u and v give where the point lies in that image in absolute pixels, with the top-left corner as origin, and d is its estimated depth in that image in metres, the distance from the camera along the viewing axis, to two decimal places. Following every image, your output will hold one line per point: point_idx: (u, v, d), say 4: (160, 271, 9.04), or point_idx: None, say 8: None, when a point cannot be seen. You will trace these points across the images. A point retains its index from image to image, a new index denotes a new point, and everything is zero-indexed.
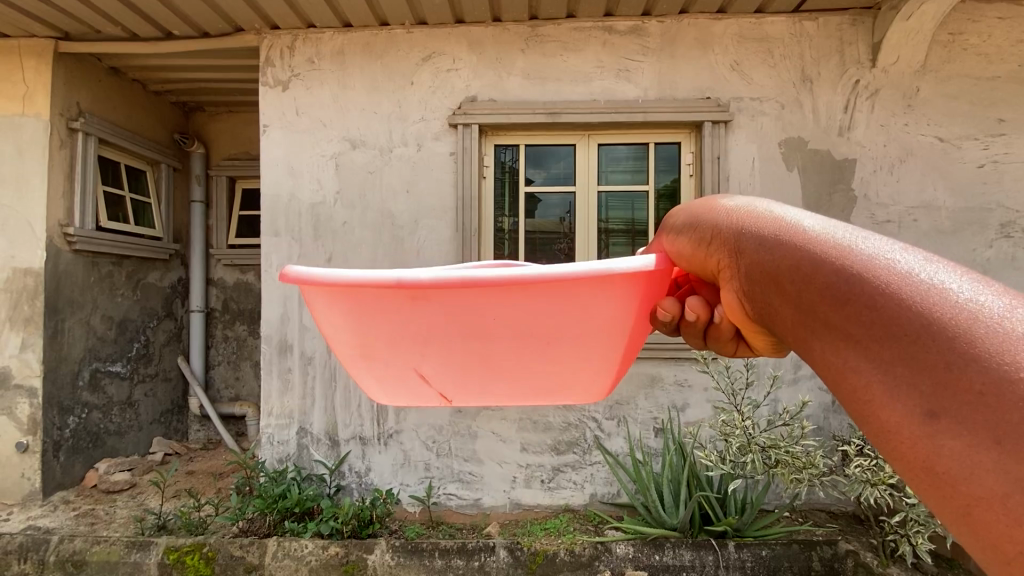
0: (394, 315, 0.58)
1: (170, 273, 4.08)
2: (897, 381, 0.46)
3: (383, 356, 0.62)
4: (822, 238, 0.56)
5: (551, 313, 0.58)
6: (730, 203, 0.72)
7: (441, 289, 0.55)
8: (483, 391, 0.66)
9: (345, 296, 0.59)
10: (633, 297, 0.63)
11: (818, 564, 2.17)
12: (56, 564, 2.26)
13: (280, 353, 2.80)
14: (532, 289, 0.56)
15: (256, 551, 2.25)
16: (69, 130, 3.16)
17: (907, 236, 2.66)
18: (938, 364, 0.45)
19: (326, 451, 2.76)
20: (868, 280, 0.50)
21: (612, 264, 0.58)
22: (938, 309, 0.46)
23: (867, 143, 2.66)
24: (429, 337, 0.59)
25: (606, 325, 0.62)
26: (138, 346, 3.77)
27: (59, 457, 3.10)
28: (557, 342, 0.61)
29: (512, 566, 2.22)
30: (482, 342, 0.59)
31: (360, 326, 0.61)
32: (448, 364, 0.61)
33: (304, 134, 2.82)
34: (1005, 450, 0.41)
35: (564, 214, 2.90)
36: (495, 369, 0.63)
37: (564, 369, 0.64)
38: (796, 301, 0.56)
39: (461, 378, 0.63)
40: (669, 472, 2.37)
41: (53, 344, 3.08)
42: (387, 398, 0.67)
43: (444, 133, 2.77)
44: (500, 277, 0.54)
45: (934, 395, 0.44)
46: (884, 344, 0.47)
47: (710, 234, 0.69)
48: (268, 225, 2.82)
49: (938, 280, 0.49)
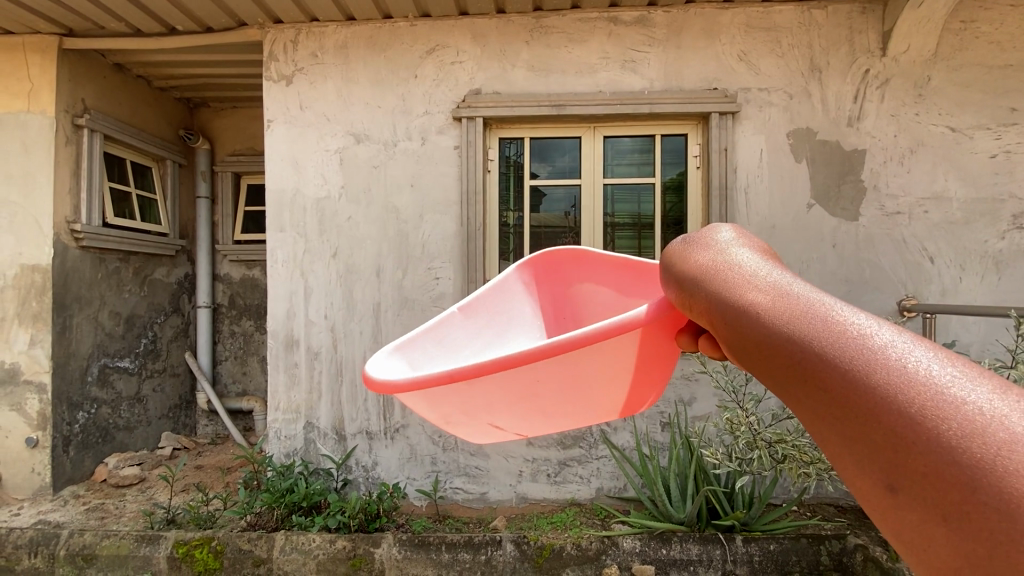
0: (458, 397, 0.68)
1: (177, 269, 4.09)
2: (855, 456, 0.44)
3: (465, 421, 0.75)
4: (783, 306, 0.54)
5: (587, 366, 0.69)
6: (710, 249, 0.68)
7: (493, 376, 0.64)
8: (546, 422, 0.80)
9: (414, 392, 0.68)
10: (650, 331, 0.72)
11: (827, 559, 2.15)
12: (66, 558, 2.28)
13: (287, 348, 2.80)
14: (569, 355, 0.65)
15: (264, 544, 2.26)
16: (75, 126, 3.16)
17: (918, 228, 2.62)
18: (887, 444, 0.41)
19: (334, 446, 2.77)
20: (822, 357, 0.47)
21: (624, 317, 0.66)
22: (888, 386, 0.42)
23: (877, 134, 2.62)
24: (494, 403, 0.71)
25: (633, 358, 0.73)
26: (146, 341, 3.80)
27: (68, 452, 3.13)
28: (596, 381, 0.73)
29: (520, 560, 2.21)
30: (536, 396, 0.71)
31: (436, 407, 0.71)
32: (515, 414, 0.75)
33: (307, 129, 2.81)
34: (954, 527, 0.38)
35: (569, 208, 2.88)
36: (549, 409, 0.76)
37: (603, 395, 0.78)
38: (767, 368, 0.54)
39: (527, 418, 0.77)
40: (676, 467, 2.36)
41: (61, 341, 3.10)
42: (478, 440, 0.83)
43: (448, 127, 2.75)
44: (541, 355, 0.63)
45: (887, 472, 0.41)
46: (840, 419, 0.45)
47: (689, 290, 0.65)
48: (274, 221, 2.82)
49: (892, 351, 0.44)
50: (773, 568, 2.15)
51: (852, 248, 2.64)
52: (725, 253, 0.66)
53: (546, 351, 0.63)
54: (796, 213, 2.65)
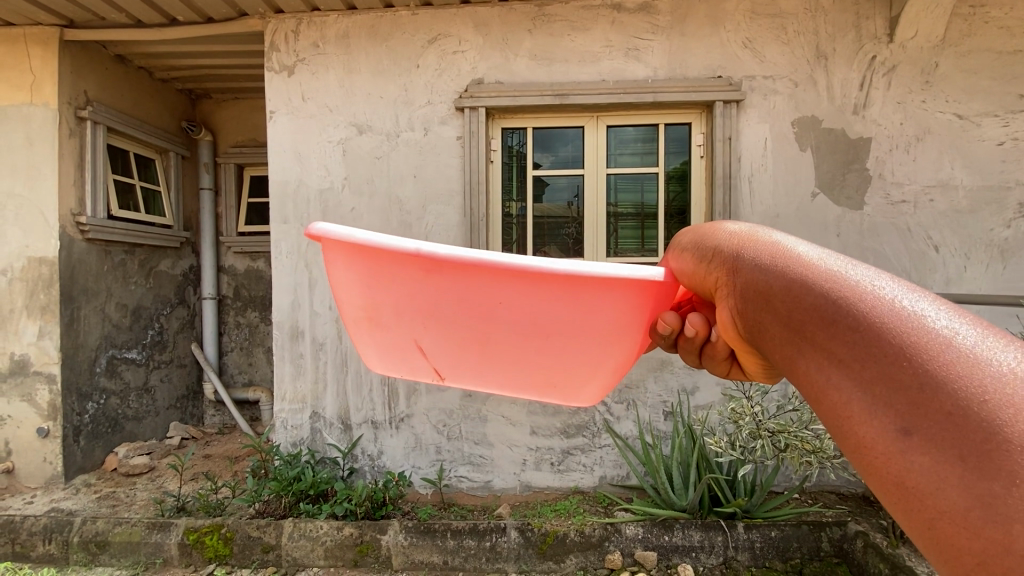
0: (404, 281, 0.62)
1: (182, 261, 4.12)
2: (877, 397, 0.45)
3: (392, 326, 0.66)
4: (813, 263, 0.55)
5: (554, 308, 0.62)
6: (735, 222, 0.70)
7: (457, 264, 0.59)
8: (477, 376, 0.68)
9: (362, 258, 0.63)
10: (635, 302, 0.66)
11: (828, 545, 2.18)
12: (80, 545, 2.33)
13: (293, 339, 2.82)
14: (542, 280, 0.60)
15: (273, 531, 2.30)
16: (78, 118, 3.17)
17: (924, 216, 2.61)
18: (912, 385, 0.44)
19: (339, 435, 2.80)
20: (855, 306, 0.49)
21: (617, 268, 0.61)
22: (920, 332, 0.45)
23: (883, 121, 2.60)
24: (433, 313, 0.63)
25: (604, 329, 0.65)
26: (152, 333, 3.84)
27: (79, 441, 3.18)
28: (560, 335, 0.64)
29: (524, 546, 2.24)
30: (483, 324, 0.63)
31: (373, 290, 0.64)
32: (449, 341, 0.65)
33: (310, 120, 2.81)
34: (970, 468, 0.40)
35: (572, 198, 2.88)
36: (491, 355, 0.65)
37: (561, 366, 0.66)
38: (787, 320, 0.55)
39: (458, 357, 0.66)
40: (679, 455, 2.38)
41: (70, 332, 3.13)
42: (393, 373, 0.70)
43: (451, 117, 2.75)
44: (510, 260, 0.58)
45: (909, 414, 0.43)
46: (863, 363, 0.46)
47: (713, 254, 0.67)
48: (278, 212, 2.82)
49: (925, 310, 0.47)
50: (773, 554, 2.18)
51: (857, 237, 2.63)
52: (751, 225, 0.69)
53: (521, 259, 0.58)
54: (800, 202, 2.64)
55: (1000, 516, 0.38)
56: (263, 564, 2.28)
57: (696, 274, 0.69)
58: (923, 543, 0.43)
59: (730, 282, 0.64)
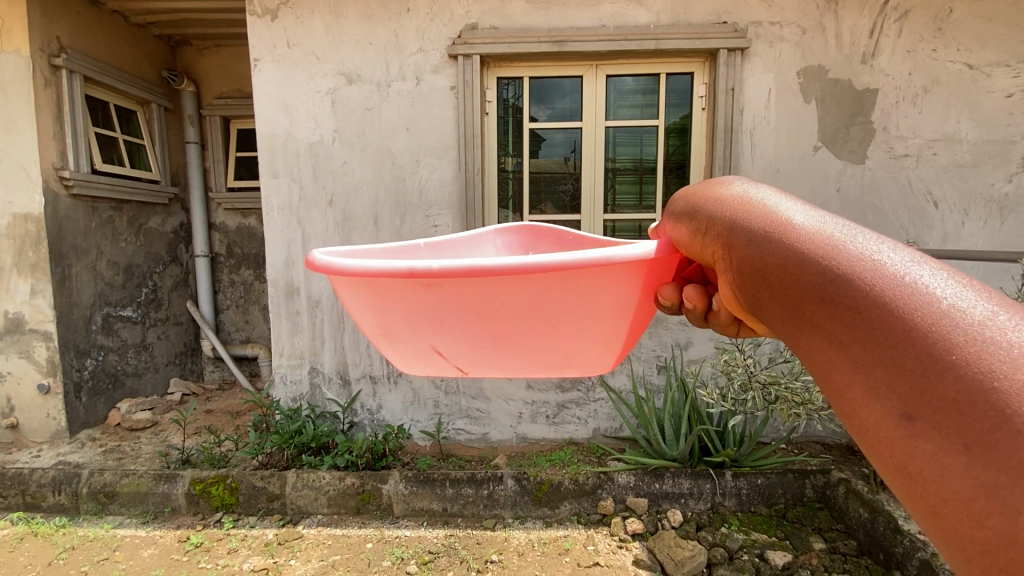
0: (407, 299, 0.64)
1: (172, 217, 4.05)
2: (878, 381, 0.43)
3: (409, 338, 0.70)
4: (813, 235, 0.53)
5: (557, 299, 0.64)
6: (732, 188, 0.68)
7: (453, 278, 0.60)
8: (495, 365, 0.73)
9: (363, 284, 0.65)
10: (635, 277, 0.67)
11: (811, 491, 2.28)
12: (89, 495, 2.40)
13: (288, 295, 2.82)
14: (536, 276, 0.61)
15: (277, 482, 2.37)
16: (52, 67, 3.02)
17: (925, 170, 2.57)
18: (915, 370, 0.42)
19: (338, 390, 2.85)
20: (855, 283, 0.47)
21: (612, 253, 0.62)
22: (924, 314, 0.42)
23: (891, 72, 2.52)
24: (444, 320, 0.66)
25: (608, 306, 0.68)
26: (146, 291, 3.82)
27: (81, 397, 3.23)
28: (566, 321, 0.67)
29: (520, 494, 2.32)
30: (491, 323, 0.66)
31: (381, 310, 0.68)
32: (462, 342, 0.68)
33: (296, 68, 2.68)
34: (975, 456, 0.38)
35: (569, 153, 2.81)
36: (503, 347, 0.69)
37: (572, 344, 0.70)
38: (785, 298, 0.53)
39: (476, 354, 0.70)
40: (670, 408, 2.43)
41: (62, 290, 3.11)
42: (419, 372, 0.76)
43: (444, 65, 2.63)
44: (503, 265, 0.59)
45: (913, 398, 0.41)
46: (863, 344, 0.45)
47: (707, 224, 0.65)
48: (267, 166, 2.74)
49: (933, 286, 0.44)
50: (758, 499, 2.28)
51: (857, 192, 2.60)
52: (747, 191, 0.66)
53: (517, 261, 0.59)
54: (801, 156, 2.59)
55: (1006, 506, 0.36)
56: (268, 512, 2.36)
57: (693, 246, 0.69)
58: (927, 528, 0.41)
59: (725, 255, 0.62)
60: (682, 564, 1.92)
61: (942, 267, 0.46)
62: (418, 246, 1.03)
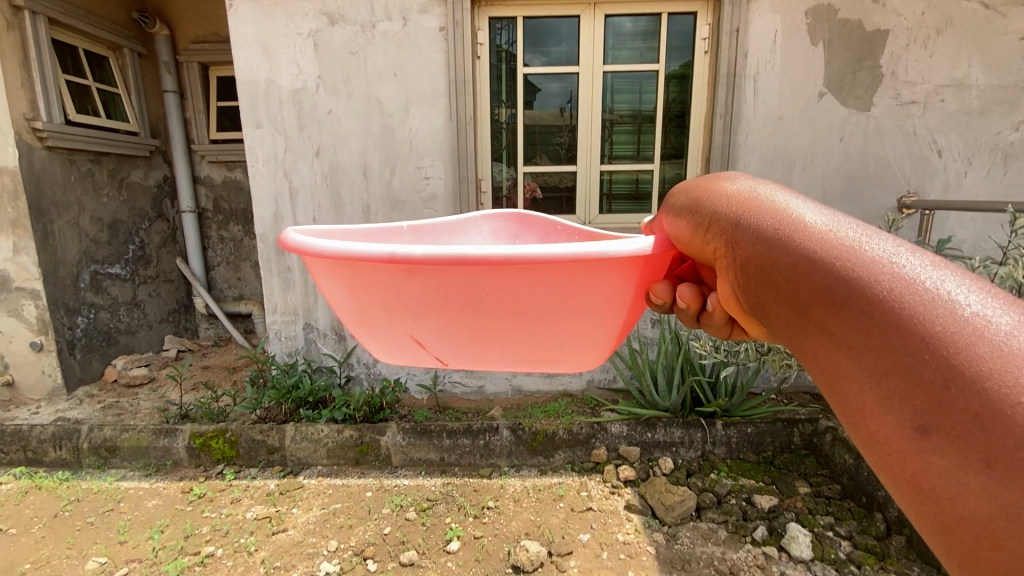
0: (384, 286, 0.63)
1: (154, 171, 3.91)
2: (893, 392, 0.41)
3: (385, 325, 0.69)
4: (824, 235, 0.50)
5: (542, 293, 0.62)
6: (737, 182, 0.65)
7: (431, 268, 0.58)
8: (476, 359, 0.71)
9: (340, 268, 0.64)
10: (629, 273, 0.65)
11: (798, 439, 2.34)
12: (90, 449, 2.43)
13: (278, 251, 2.76)
14: (520, 269, 0.59)
15: (276, 435, 2.40)
16: (13, 8, 2.82)
17: (931, 118, 2.50)
18: (933, 380, 0.40)
19: (334, 345, 2.85)
20: (869, 287, 0.44)
21: (606, 247, 0.59)
22: (946, 323, 0.40)
23: (904, 12, 2.39)
24: (422, 310, 0.64)
25: (598, 302, 0.65)
26: (134, 247, 3.74)
27: (75, 354, 3.22)
28: (551, 314, 0.65)
29: (515, 444, 2.37)
30: (471, 315, 0.64)
31: (358, 295, 0.66)
32: (441, 332, 0.67)
33: (275, 8, 2.51)
34: (996, 476, 0.36)
35: (564, 104, 2.70)
36: (484, 339, 0.68)
37: (556, 340, 0.69)
38: (794, 301, 0.51)
39: (455, 345, 0.69)
40: (663, 360, 2.44)
41: (46, 248, 3.04)
42: (398, 361, 0.75)
43: (432, 5, 2.48)
44: (484, 256, 0.57)
45: (928, 410, 0.40)
46: (875, 351, 0.43)
47: (711, 221, 0.63)
48: (249, 115, 2.62)
49: (955, 293, 0.42)
50: (747, 447, 2.34)
51: (860, 141, 2.52)
52: (754, 185, 0.63)
53: (506, 254, 0.57)
54: (805, 103, 2.49)
55: None
56: (269, 464, 2.41)
57: (694, 241, 0.66)
58: (941, 549, 0.40)
59: (729, 252, 0.60)
60: (671, 508, 1.94)
61: (961, 272, 0.44)
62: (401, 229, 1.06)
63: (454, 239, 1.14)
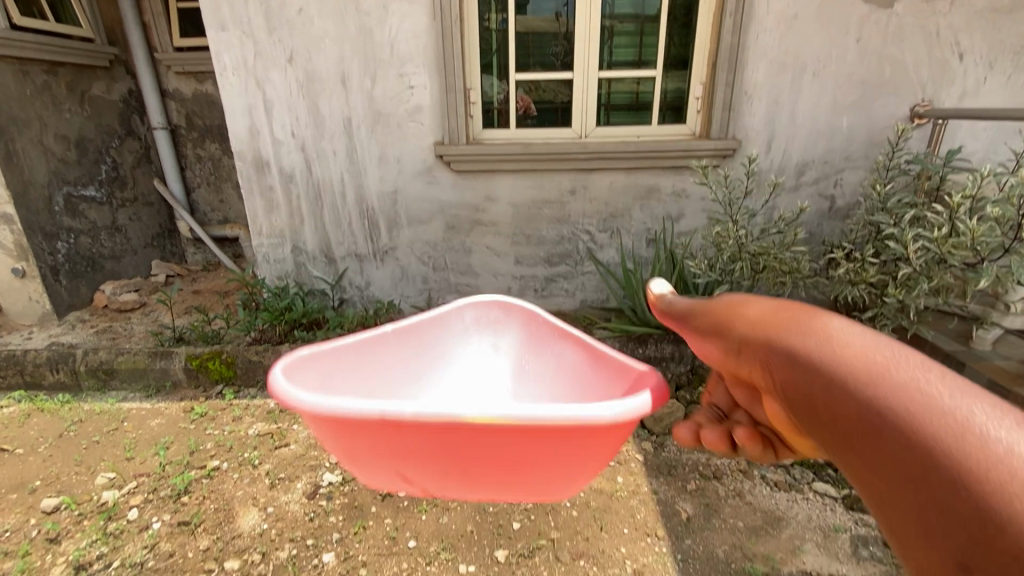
0: (384, 437, 0.84)
1: (118, 84, 3.62)
2: (934, 532, 0.38)
3: (382, 468, 0.92)
4: (849, 356, 0.48)
5: (520, 446, 0.83)
6: (766, 298, 0.65)
7: (421, 424, 0.80)
8: (461, 491, 0.95)
9: (345, 423, 0.83)
10: (607, 433, 0.83)
11: None
12: (88, 372, 2.46)
13: (258, 169, 2.61)
14: (505, 430, 0.79)
15: (272, 356, 2.42)
16: None
17: (959, 16, 2.29)
18: (970, 513, 0.36)
19: (325, 268, 2.80)
20: (892, 415, 0.42)
21: (583, 414, 0.78)
22: (976, 447, 0.37)
23: None
24: (420, 450, 0.86)
25: (573, 451, 0.85)
26: (106, 168, 3.55)
27: (60, 280, 3.17)
28: (530, 462, 0.86)
29: None
30: (459, 459, 0.87)
31: (360, 442, 0.87)
32: (431, 472, 0.91)
33: None
34: None
35: (559, 8, 2.44)
36: (475, 478, 0.91)
37: (537, 481, 0.91)
38: (826, 430, 0.49)
39: (445, 482, 0.93)
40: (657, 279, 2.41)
41: (12, 169, 2.87)
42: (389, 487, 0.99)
43: None
44: (475, 416, 0.77)
45: (968, 546, 0.36)
46: (909, 487, 0.40)
47: (741, 342, 0.63)
48: (210, 14, 2.35)
49: (988, 419, 0.38)
50: None
51: (879, 42, 2.33)
52: (781, 298, 0.63)
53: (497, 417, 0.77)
54: None
55: None
56: (267, 384, 2.45)
57: (729, 361, 0.67)
58: None
59: (761, 369, 0.59)
60: (659, 419, 1.99)
61: (1000, 400, 0.40)
62: (388, 332, 1.21)
63: (439, 329, 1.32)
